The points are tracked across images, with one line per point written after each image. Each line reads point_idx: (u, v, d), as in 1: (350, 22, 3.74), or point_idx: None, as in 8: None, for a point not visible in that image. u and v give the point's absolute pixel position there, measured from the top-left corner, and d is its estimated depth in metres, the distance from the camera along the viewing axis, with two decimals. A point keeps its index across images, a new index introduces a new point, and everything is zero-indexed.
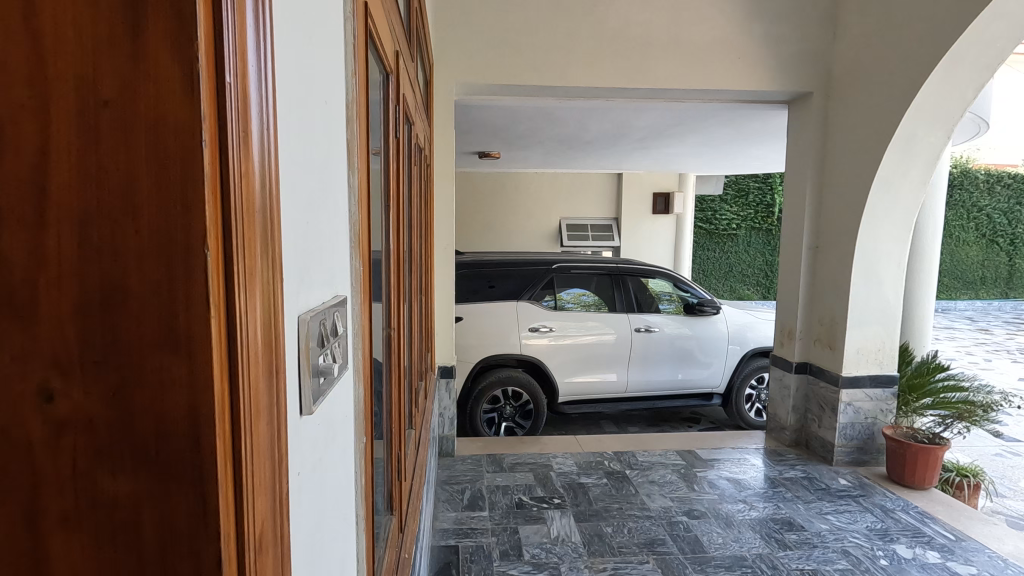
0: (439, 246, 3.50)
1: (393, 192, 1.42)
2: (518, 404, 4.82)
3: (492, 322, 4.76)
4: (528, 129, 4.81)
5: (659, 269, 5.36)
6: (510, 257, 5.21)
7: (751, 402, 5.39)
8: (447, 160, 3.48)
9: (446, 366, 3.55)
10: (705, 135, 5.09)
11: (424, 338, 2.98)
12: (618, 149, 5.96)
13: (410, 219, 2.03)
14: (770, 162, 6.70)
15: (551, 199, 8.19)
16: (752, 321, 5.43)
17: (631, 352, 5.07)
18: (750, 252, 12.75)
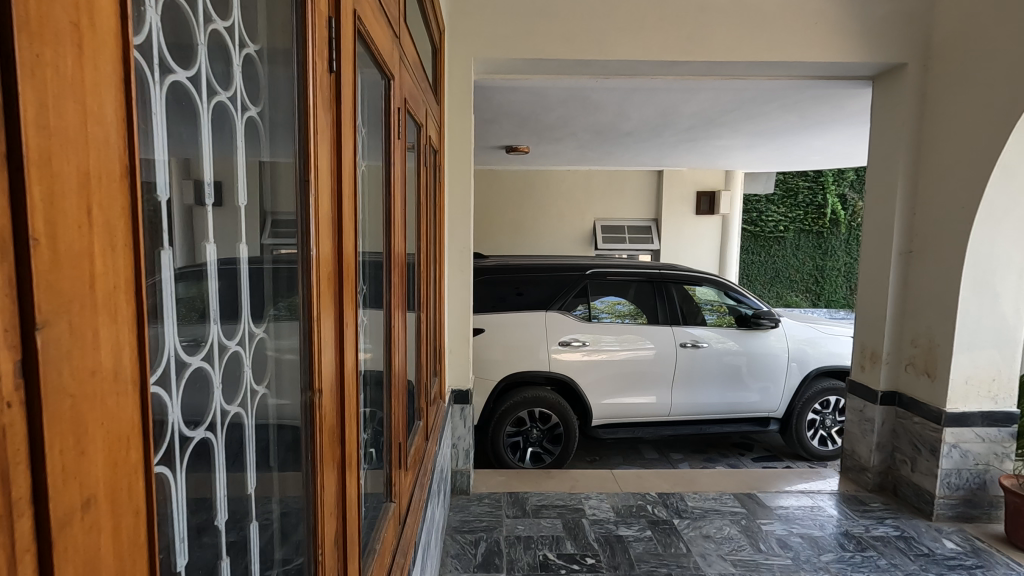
0: (454, 250, 3.01)
1: (339, 156, 0.91)
2: (548, 428, 4.28)
3: (518, 334, 4.24)
4: (560, 117, 4.27)
5: (706, 275, 4.76)
6: (539, 261, 4.67)
7: (814, 429, 4.71)
8: (462, 149, 3.00)
9: (461, 390, 3.04)
10: (762, 122, 4.46)
11: (434, 358, 2.53)
12: (660, 142, 5.36)
13: (399, 213, 1.54)
14: (832, 156, 5.99)
15: (585, 199, 7.61)
16: (816, 335, 4.76)
17: (676, 370, 4.47)
18: (798, 255, 11.90)
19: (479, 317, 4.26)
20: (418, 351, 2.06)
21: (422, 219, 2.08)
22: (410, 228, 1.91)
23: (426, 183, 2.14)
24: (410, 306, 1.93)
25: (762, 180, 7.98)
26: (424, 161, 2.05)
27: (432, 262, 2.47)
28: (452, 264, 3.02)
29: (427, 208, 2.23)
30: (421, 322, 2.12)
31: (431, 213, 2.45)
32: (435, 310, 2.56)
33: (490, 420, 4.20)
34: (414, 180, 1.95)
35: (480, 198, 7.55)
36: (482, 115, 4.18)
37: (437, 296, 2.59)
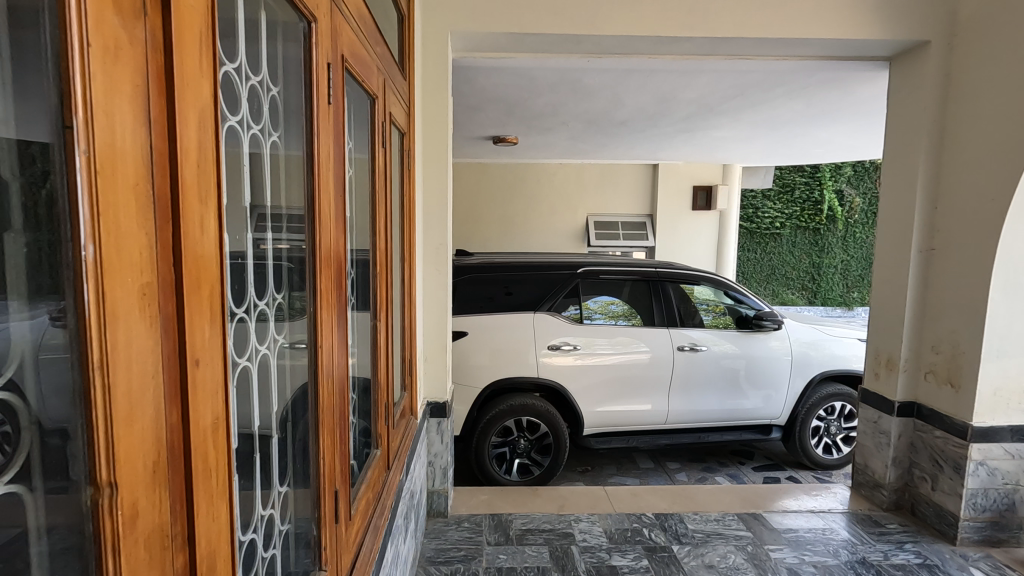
0: (428, 248, 2.71)
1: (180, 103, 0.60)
2: (536, 438, 4.00)
3: (505, 337, 3.95)
4: (550, 104, 3.97)
5: (704, 274, 4.49)
6: (528, 259, 4.38)
7: (818, 437, 4.46)
8: (439, 137, 2.71)
9: (437, 403, 2.75)
10: (765, 110, 4.18)
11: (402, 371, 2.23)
12: (657, 133, 5.07)
13: (332, 201, 1.23)
14: (836, 149, 5.73)
15: (577, 194, 7.31)
16: (821, 338, 4.50)
17: (673, 375, 4.20)
18: (795, 252, 11.66)
19: (463, 318, 3.96)
20: (377, 366, 1.76)
21: (382, 213, 1.78)
22: (359, 223, 1.61)
23: (387, 172, 1.84)
24: (358, 314, 1.62)
25: (761, 175, 7.71)
26: (384, 142, 1.75)
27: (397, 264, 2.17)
28: (426, 264, 2.71)
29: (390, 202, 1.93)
30: (381, 330, 1.82)
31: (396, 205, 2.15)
32: (404, 317, 2.25)
33: (475, 429, 3.91)
34: (367, 167, 1.65)
35: (468, 192, 7.24)
36: (465, 101, 3.87)
37: (407, 300, 2.29)
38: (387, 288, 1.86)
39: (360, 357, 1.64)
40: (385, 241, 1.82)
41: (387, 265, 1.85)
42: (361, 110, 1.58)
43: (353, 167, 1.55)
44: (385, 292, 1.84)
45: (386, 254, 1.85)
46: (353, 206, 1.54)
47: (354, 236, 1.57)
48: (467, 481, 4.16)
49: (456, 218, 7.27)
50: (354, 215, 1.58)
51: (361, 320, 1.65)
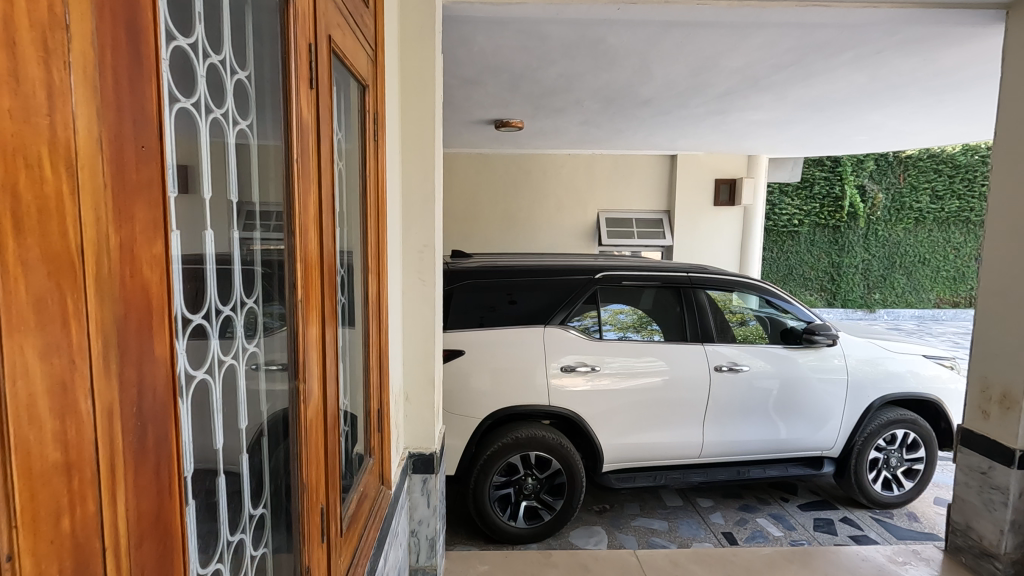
0: (408, 254, 2.06)
1: None
2: (546, 476, 3.34)
3: (510, 356, 3.30)
4: (564, 75, 3.31)
5: (742, 280, 3.83)
6: (536, 262, 3.71)
7: (876, 470, 3.81)
8: (423, 101, 2.04)
9: (423, 455, 2.10)
10: (819, 85, 3.51)
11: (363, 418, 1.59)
12: (684, 116, 4.40)
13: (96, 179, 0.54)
14: (882, 136, 5.05)
15: (587, 188, 6.64)
16: (880, 354, 3.84)
17: (709, 401, 3.55)
18: (814, 251, 10.93)
19: (459, 333, 3.30)
20: (310, 406, 1.18)
21: (306, 199, 1.16)
22: (247, 212, 1.00)
23: (322, 137, 1.25)
24: (253, 353, 1.03)
25: (788, 167, 7.02)
26: (308, 82, 1.16)
27: (352, 271, 1.53)
28: (405, 272, 2.07)
29: (331, 185, 1.31)
30: (318, 352, 1.23)
31: (351, 190, 1.51)
32: (368, 346, 1.61)
33: (473, 467, 3.26)
34: (261, 119, 1.06)
35: (467, 185, 6.56)
36: (462, 69, 3.21)
37: (375, 321, 1.66)
38: (328, 299, 1.29)
39: (257, 409, 1.06)
40: (314, 241, 1.21)
41: (320, 279, 1.24)
42: (253, 12, 1.02)
43: (229, 117, 0.95)
44: (317, 317, 1.22)
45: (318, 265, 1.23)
46: (230, 184, 0.94)
47: (232, 231, 0.96)
48: (465, 526, 3.51)
49: (453, 214, 6.59)
50: (238, 196, 0.99)
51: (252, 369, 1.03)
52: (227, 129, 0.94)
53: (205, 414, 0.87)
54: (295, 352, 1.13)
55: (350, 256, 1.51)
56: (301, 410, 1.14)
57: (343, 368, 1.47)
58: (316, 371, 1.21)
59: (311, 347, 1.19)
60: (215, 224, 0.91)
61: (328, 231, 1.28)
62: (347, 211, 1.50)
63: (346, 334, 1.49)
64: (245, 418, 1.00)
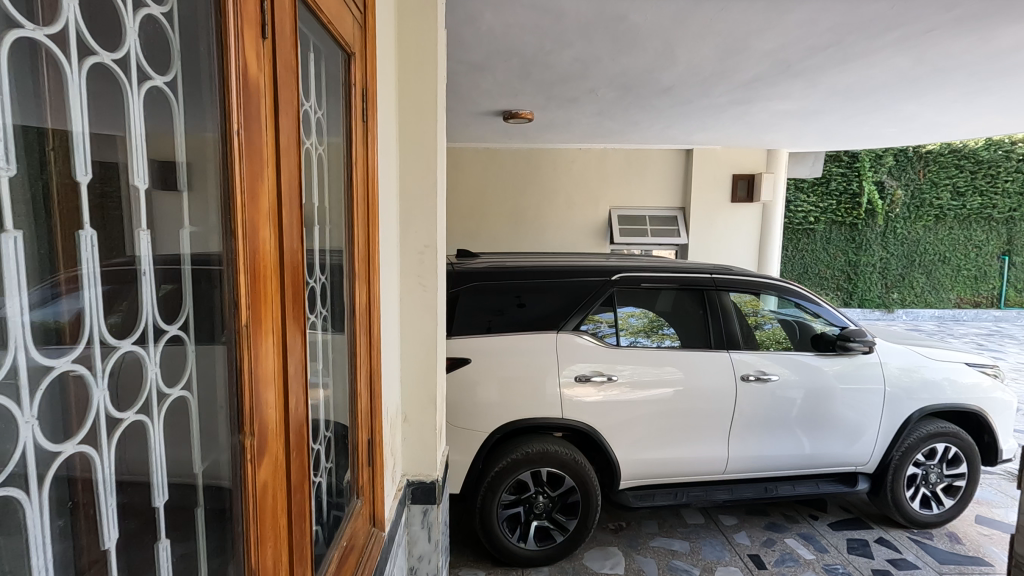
0: (406, 256, 1.81)
1: None
2: (559, 494, 3.10)
3: (519, 365, 3.05)
4: (579, 59, 3.05)
5: (770, 282, 3.54)
6: (547, 263, 3.45)
7: (914, 486, 3.53)
8: (423, 69, 1.78)
9: (426, 486, 1.86)
10: (856, 70, 3.23)
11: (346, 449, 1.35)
12: (705, 106, 4.12)
13: None
14: (915, 127, 4.75)
15: (598, 184, 6.37)
16: (918, 362, 3.55)
17: (735, 413, 3.28)
18: (830, 249, 10.58)
19: (464, 340, 3.05)
20: (262, 463, 0.95)
21: (256, 189, 0.91)
22: (163, 201, 0.78)
23: (282, 109, 0.99)
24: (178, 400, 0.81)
25: (810, 161, 6.72)
26: (257, 32, 0.90)
27: (330, 278, 1.28)
28: (403, 275, 1.82)
29: (298, 172, 1.07)
30: (276, 387, 0.99)
31: (327, 180, 1.25)
32: (353, 367, 1.36)
33: (479, 485, 3.01)
34: (188, 83, 0.81)
35: (473, 181, 6.31)
36: (467, 52, 2.95)
37: (365, 338, 1.42)
38: (292, 323, 1.05)
39: (184, 465, 0.83)
40: (270, 245, 0.97)
41: (278, 293, 1.00)
42: None
43: (134, 70, 0.72)
44: (274, 341, 0.99)
45: (276, 275, 0.99)
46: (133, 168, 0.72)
47: (137, 229, 0.74)
48: (470, 547, 3.27)
49: (459, 211, 6.34)
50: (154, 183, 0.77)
51: (168, 420, 0.80)
52: (127, 97, 0.70)
53: (86, 472, 0.67)
54: (238, 399, 0.89)
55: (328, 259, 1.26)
56: (246, 461, 0.90)
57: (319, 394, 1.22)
58: (269, 406, 0.97)
59: (263, 378, 0.95)
60: (100, 226, 0.69)
61: (292, 231, 1.04)
62: (323, 204, 1.24)
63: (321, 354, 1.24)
64: (163, 479, 0.79)
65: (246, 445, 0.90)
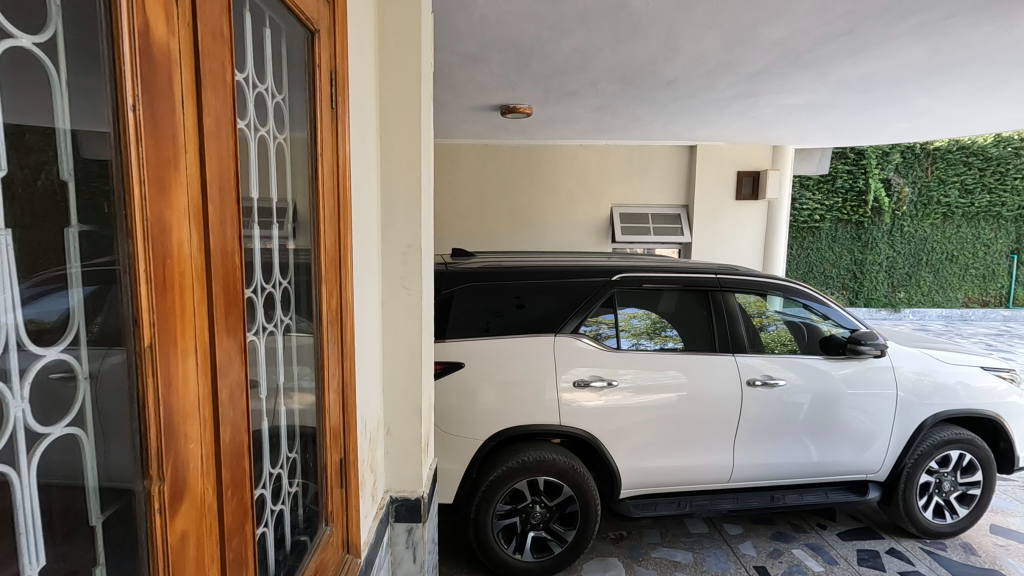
0: (388, 256, 1.70)
1: None
2: (557, 504, 2.97)
3: (515, 369, 2.92)
4: (578, 49, 2.91)
5: (777, 282, 3.40)
6: (546, 262, 3.32)
7: (927, 495, 3.39)
8: (407, 54, 1.66)
9: (411, 504, 1.74)
10: (869, 62, 3.09)
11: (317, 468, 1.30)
12: (709, 100, 3.98)
13: None
14: (926, 122, 4.61)
15: (600, 181, 6.23)
16: (932, 365, 3.41)
17: (740, 419, 3.15)
18: (835, 248, 10.40)
19: (458, 343, 2.92)
20: (177, 510, 0.82)
21: (165, 180, 0.77)
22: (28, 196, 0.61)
23: (204, 84, 0.85)
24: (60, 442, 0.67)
25: (816, 158, 6.57)
26: None
27: (294, 280, 1.23)
28: (385, 277, 1.70)
29: (229, 162, 0.93)
30: (198, 417, 0.86)
31: (288, 173, 1.20)
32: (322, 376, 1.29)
33: (473, 494, 2.89)
34: (77, 45, 0.67)
35: (471, 178, 6.18)
36: (461, 42, 2.82)
37: (335, 343, 1.35)
38: (224, 341, 0.92)
39: (66, 521, 0.69)
40: (190, 249, 0.83)
41: (202, 305, 0.87)
42: None
43: None
44: (194, 362, 0.85)
45: (195, 286, 0.85)
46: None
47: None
48: (465, 558, 3.14)
49: (457, 209, 6.21)
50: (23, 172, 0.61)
51: (51, 467, 0.66)
52: None
53: None
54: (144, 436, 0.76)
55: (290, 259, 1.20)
56: (154, 509, 0.77)
57: (279, 406, 1.17)
58: (190, 439, 0.84)
59: (181, 410, 0.82)
60: None
61: (220, 233, 0.91)
62: (284, 197, 1.18)
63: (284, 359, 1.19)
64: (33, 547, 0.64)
65: (154, 491, 0.78)
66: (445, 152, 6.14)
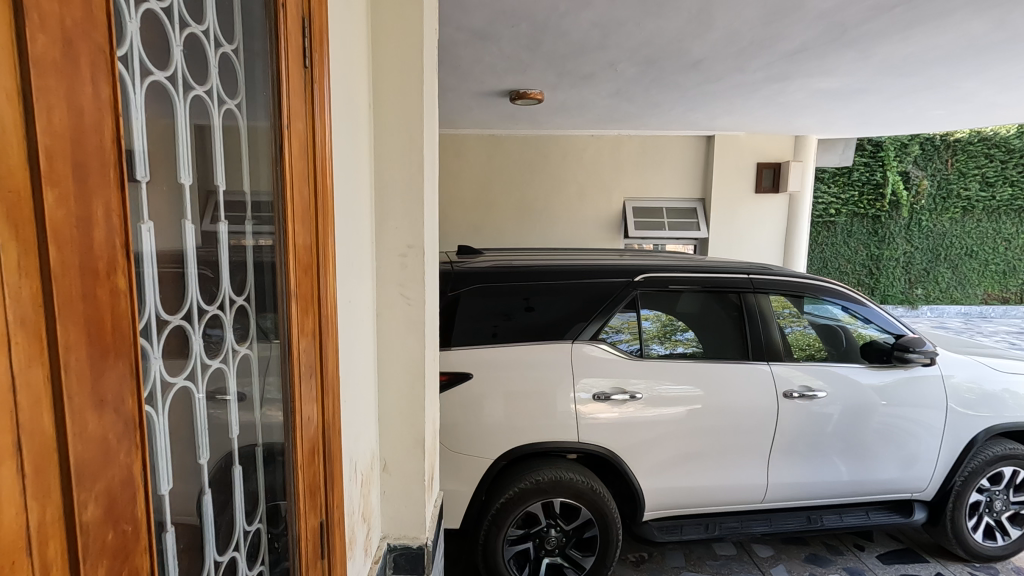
0: (385, 259, 1.45)
1: None
2: (574, 528, 2.71)
3: (529, 380, 2.64)
4: (599, 23, 2.60)
5: (813, 283, 3.10)
6: (560, 261, 3.03)
7: (978, 516, 3.10)
8: (406, 17, 1.40)
9: (412, 554, 1.49)
10: (921, 37, 2.78)
11: (282, 523, 1.13)
12: (736, 83, 3.67)
13: None
14: (967, 108, 4.28)
15: (611, 173, 5.92)
16: (983, 374, 3.11)
17: (776, 435, 2.86)
18: (851, 243, 10.03)
19: (465, 351, 2.63)
20: None
21: None
22: None
23: None
24: None
25: (839, 149, 6.25)
26: None
27: (257, 284, 1.03)
28: (381, 282, 1.45)
29: (91, 126, 0.62)
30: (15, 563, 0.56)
31: (246, 158, 0.99)
32: (290, 407, 1.08)
33: (482, 518, 2.62)
34: None
35: (476, 171, 5.89)
36: (468, 16, 2.52)
37: (314, 355, 1.14)
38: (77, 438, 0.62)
39: None
40: None
41: (32, 358, 0.57)
42: None
43: None
44: (8, 465, 0.55)
45: (10, 328, 0.54)
46: None
47: None
48: None
49: (462, 202, 5.92)
50: None
51: None
52: None
53: None
54: None
55: (245, 267, 0.99)
56: None
57: (234, 428, 0.98)
58: None
59: None
60: None
61: (77, 236, 0.61)
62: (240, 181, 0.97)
63: (240, 373, 0.99)
64: None
65: None
66: (448, 142, 5.84)
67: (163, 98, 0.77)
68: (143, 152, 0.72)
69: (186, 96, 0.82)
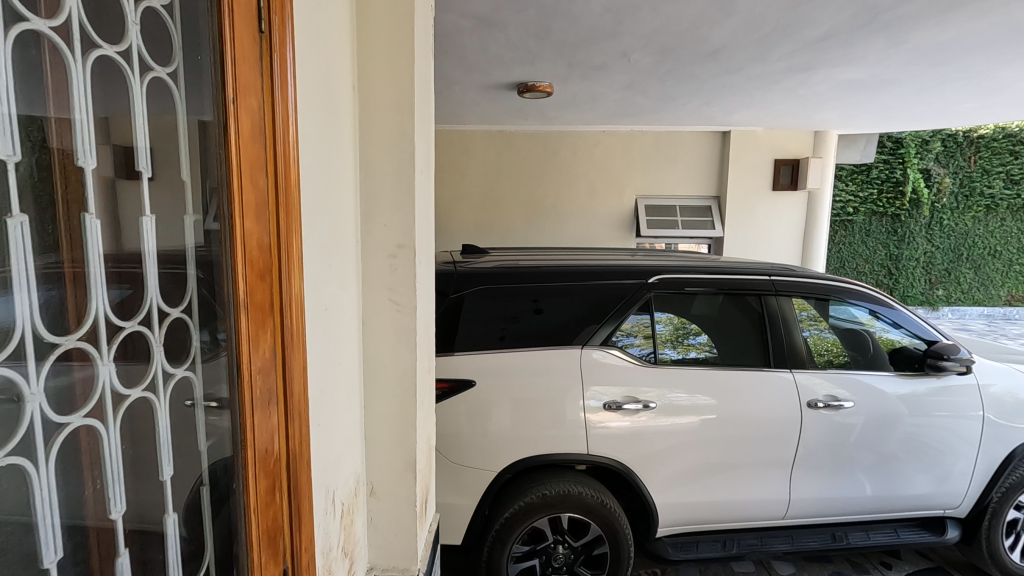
0: (373, 260, 1.34)
1: None
2: (583, 545, 2.55)
3: (536, 388, 2.49)
4: (612, 9, 2.44)
5: (841, 285, 2.91)
6: (569, 261, 2.87)
7: (1015, 534, 2.91)
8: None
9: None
10: (958, 22, 2.58)
11: (233, 545, 1.06)
12: (756, 74, 3.49)
13: None
14: (1001, 100, 4.06)
15: (622, 170, 5.74)
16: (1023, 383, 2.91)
17: (800, 448, 2.68)
18: (870, 242, 9.73)
19: (468, 357, 2.49)
20: None
21: None
22: None
23: None
24: None
25: (860, 145, 6.02)
26: None
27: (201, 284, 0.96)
28: (367, 286, 1.35)
29: None
30: None
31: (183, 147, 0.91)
32: (239, 416, 1.01)
33: (485, 534, 2.47)
34: None
35: (483, 168, 5.74)
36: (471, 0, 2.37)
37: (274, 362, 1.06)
38: None
39: None
40: None
41: None
42: None
43: None
44: None
45: None
46: None
47: None
48: None
49: (469, 200, 5.78)
50: None
51: None
52: None
53: None
54: None
55: (177, 265, 0.91)
56: None
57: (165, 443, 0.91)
58: None
59: None
60: None
61: None
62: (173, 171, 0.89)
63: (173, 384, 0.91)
64: None
65: None
66: (455, 138, 5.70)
67: (34, 62, 0.68)
68: (4, 123, 0.63)
69: (82, 65, 0.73)
